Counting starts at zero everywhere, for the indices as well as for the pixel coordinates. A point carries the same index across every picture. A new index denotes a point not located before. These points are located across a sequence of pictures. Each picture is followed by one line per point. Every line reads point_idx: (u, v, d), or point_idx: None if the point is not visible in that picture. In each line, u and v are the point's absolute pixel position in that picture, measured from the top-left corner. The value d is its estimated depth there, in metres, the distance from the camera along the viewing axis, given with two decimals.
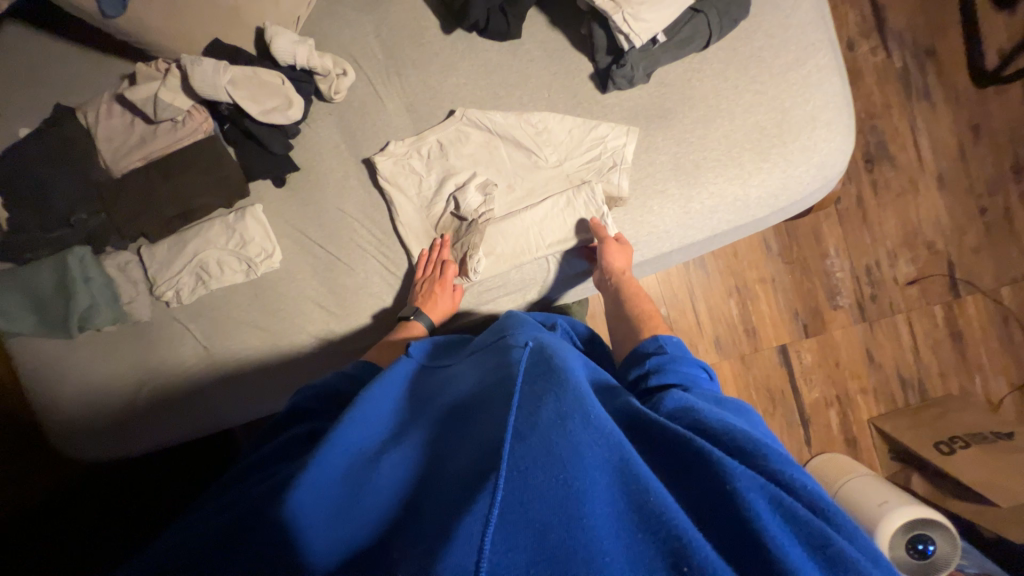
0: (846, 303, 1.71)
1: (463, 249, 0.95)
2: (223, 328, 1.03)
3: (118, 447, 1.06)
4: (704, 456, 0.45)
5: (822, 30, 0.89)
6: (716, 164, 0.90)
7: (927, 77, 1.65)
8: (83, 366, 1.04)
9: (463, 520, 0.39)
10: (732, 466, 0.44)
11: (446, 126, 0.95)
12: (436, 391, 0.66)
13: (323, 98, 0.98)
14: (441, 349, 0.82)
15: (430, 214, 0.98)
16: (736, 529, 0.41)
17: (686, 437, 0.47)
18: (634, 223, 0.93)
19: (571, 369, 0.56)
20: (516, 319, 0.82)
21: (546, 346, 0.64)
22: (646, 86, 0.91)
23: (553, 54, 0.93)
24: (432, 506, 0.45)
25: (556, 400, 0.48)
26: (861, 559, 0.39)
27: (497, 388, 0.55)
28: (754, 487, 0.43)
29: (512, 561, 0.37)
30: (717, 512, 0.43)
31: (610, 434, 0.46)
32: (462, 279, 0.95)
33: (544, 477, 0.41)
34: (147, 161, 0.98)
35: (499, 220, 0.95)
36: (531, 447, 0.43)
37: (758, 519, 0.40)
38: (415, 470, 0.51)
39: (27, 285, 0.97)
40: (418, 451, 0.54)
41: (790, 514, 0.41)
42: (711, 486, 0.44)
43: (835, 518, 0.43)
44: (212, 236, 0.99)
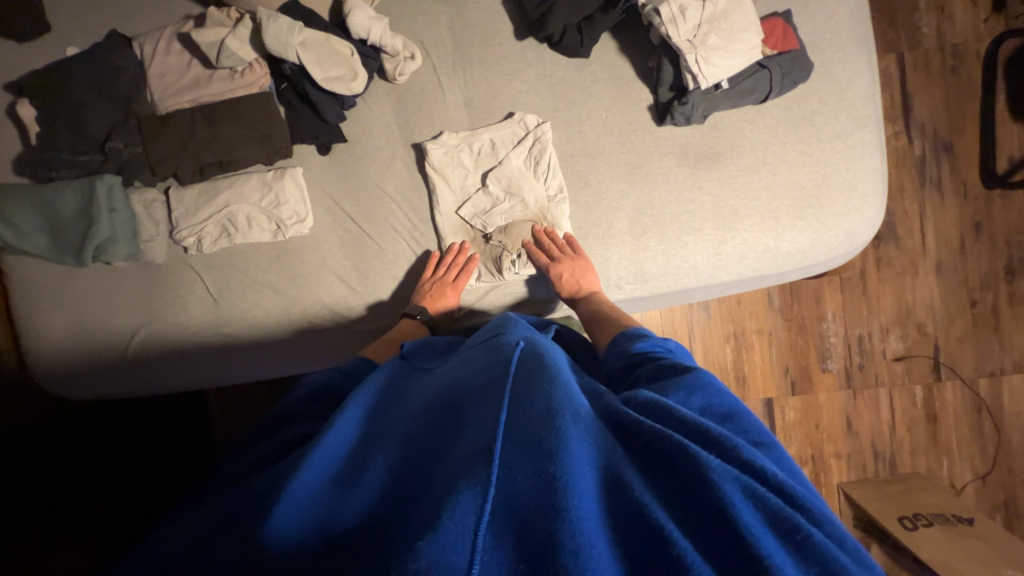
0: (835, 368, 1.76)
1: (499, 248, 0.98)
2: (238, 284, 1.01)
3: (102, 389, 1.02)
4: (681, 449, 0.47)
5: (871, 107, 0.94)
6: (754, 214, 0.94)
7: (941, 169, 1.75)
8: (84, 300, 1.00)
9: (451, 513, 0.40)
10: (707, 457, 0.46)
11: (502, 127, 0.97)
12: (423, 388, 0.68)
13: (385, 77, 0.98)
14: (428, 350, 0.85)
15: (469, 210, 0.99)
16: (712, 517, 0.43)
17: (659, 431, 0.49)
18: (666, 254, 0.95)
19: (560, 369, 0.58)
20: (508, 319, 0.83)
21: (531, 345, 0.65)
22: (700, 127, 0.94)
23: (617, 80, 0.96)
24: (418, 499, 0.46)
25: (545, 398, 0.51)
26: (824, 542, 0.42)
27: (486, 383, 0.57)
28: (728, 479, 0.45)
29: (498, 557, 0.40)
30: (693, 502, 0.45)
31: (586, 422, 0.50)
32: (494, 277, 0.98)
33: (531, 471, 0.44)
34: (196, 104, 0.97)
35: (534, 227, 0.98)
36: (519, 444, 0.46)
37: (733, 507, 0.43)
38: (397, 468, 0.52)
39: (46, 206, 0.94)
40: (401, 450, 0.55)
41: (759, 502, 0.44)
42: (688, 479, 0.46)
43: (803, 504, 0.46)
44: (247, 190, 0.98)
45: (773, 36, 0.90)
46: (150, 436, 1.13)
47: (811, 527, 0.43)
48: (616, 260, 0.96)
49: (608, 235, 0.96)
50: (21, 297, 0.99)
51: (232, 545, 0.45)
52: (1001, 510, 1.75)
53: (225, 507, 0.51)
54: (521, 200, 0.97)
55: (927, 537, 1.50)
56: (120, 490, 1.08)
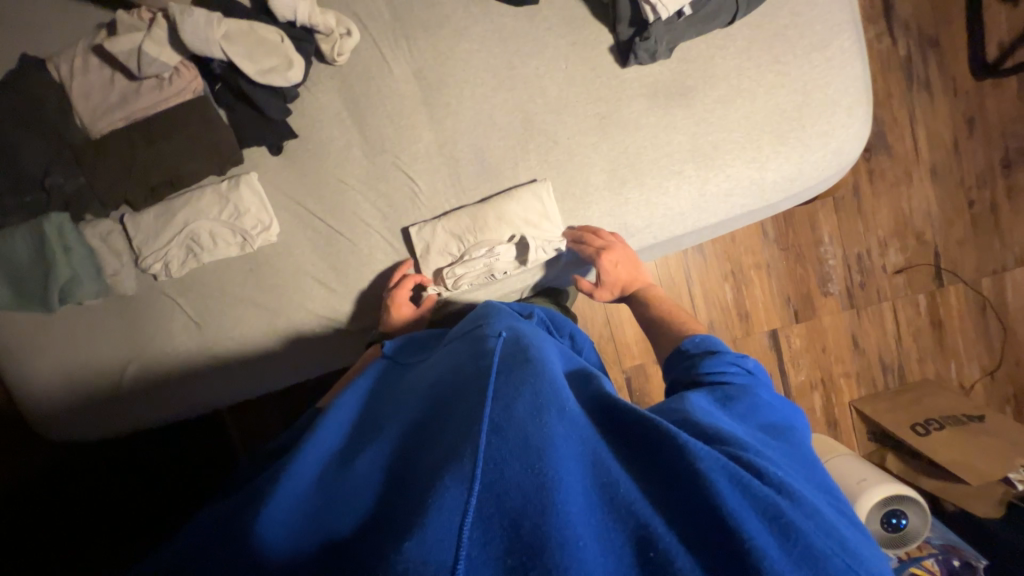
0: (836, 290, 1.75)
1: (474, 245, 0.93)
2: (217, 304, 0.98)
3: (112, 427, 1.02)
4: (670, 438, 0.46)
5: (847, 10, 0.87)
6: (734, 145, 0.89)
7: (929, 66, 1.66)
8: (65, 344, 0.98)
9: (435, 509, 0.39)
10: (697, 446, 0.45)
11: (461, 115, 0.92)
12: (407, 390, 0.65)
13: (325, 60, 0.91)
14: (411, 347, 0.82)
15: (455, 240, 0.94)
16: (700, 506, 0.42)
17: (647, 418, 0.48)
18: (649, 204, 0.91)
19: (547, 361, 0.57)
20: (491, 308, 0.80)
21: (519, 337, 0.63)
22: (667, 62, 0.88)
23: (572, 24, 0.89)
24: (402, 504, 0.43)
25: (532, 393, 0.49)
26: (810, 533, 0.42)
27: (469, 381, 0.55)
28: (717, 467, 0.44)
29: (487, 554, 0.37)
30: (676, 489, 0.44)
31: (574, 417, 0.49)
32: (486, 276, 0.94)
33: (518, 467, 0.42)
34: (131, 122, 0.90)
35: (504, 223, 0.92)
36: (507, 441, 0.44)
37: (719, 495, 0.42)
38: (386, 471, 0.50)
39: (0, 254, 0.89)
40: (390, 453, 0.52)
41: (748, 490, 0.43)
42: (675, 461, 0.45)
43: (796, 497, 0.45)
44: (204, 205, 0.94)
45: None
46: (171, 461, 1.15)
47: (797, 517, 0.42)
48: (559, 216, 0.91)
49: (586, 193, 0.92)
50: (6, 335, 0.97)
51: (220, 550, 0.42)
52: (1011, 403, 1.78)
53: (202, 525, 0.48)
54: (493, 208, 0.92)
55: (939, 440, 1.53)
56: (140, 518, 1.11)
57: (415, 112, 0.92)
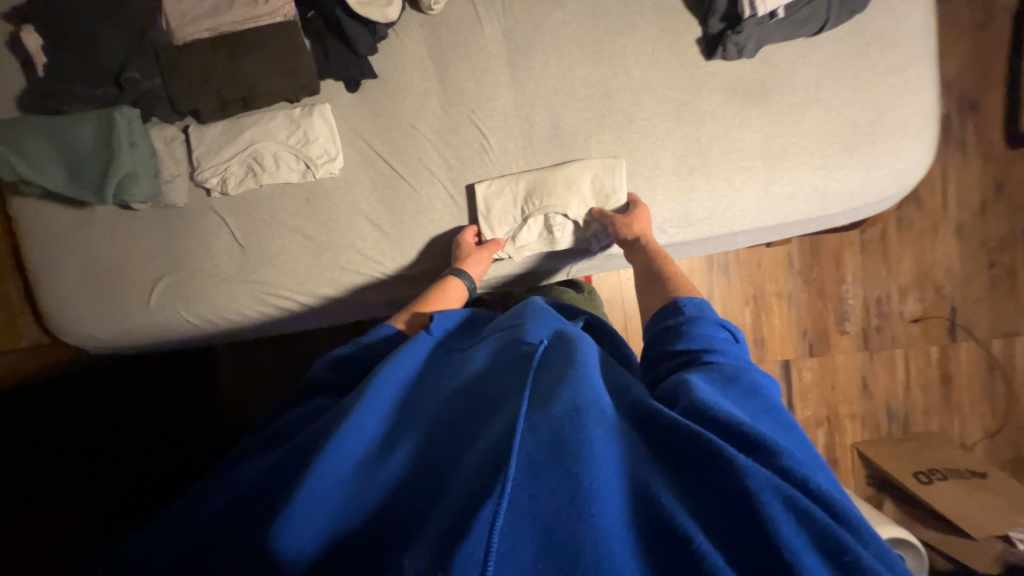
0: (852, 330, 1.77)
1: (538, 210, 0.93)
2: (264, 229, 0.96)
3: (132, 339, 1.00)
4: (716, 451, 0.44)
5: (926, 40, 0.91)
6: (803, 151, 0.91)
7: (966, 128, 1.72)
8: (100, 246, 0.96)
9: (465, 515, 0.39)
10: (748, 464, 0.42)
11: (542, 80, 0.92)
12: (443, 373, 0.63)
13: (419, 8, 0.92)
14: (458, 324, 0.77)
15: (517, 200, 0.94)
16: (741, 523, 0.41)
17: (692, 429, 0.46)
18: (714, 195, 0.92)
19: (590, 361, 0.55)
20: (536, 305, 0.72)
21: (564, 334, 0.62)
22: (751, 62, 0.90)
23: (665, 10, 0.91)
24: (439, 503, 0.44)
25: (570, 395, 0.48)
26: (874, 565, 0.38)
27: (505, 381, 0.54)
28: (769, 487, 0.42)
29: (519, 554, 0.37)
30: (722, 509, 0.42)
31: (609, 421, 0.48)
32: (548, 238, 0.95)
33: (553, 473, 0.42)
34: (216, 35, 0.90)
35: (575, 189, 0.93)
36: (541, 439, 0.44)
37: (771, 516, 0.40)
38: (416, 468, 0.50)
39: (61, 136, 0.85)
40: (419, 443, 0.53)
41: (804, 516, 0.40)
42: (715, 477, 0.43)
43: (850, 522, 0.42)
44: (273, 127, 0.93)
45: None
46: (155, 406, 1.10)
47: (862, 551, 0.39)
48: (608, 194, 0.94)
49: (653, 175, 0.92)
50: (29, 244, 0.96)
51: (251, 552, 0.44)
52: (1009, 467, 1.79)
53: (250, 480, 0.52)
54: (563, 174, 0.93)
55: (941, 489, 1.54)
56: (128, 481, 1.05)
57: (498, 71, 0.93)
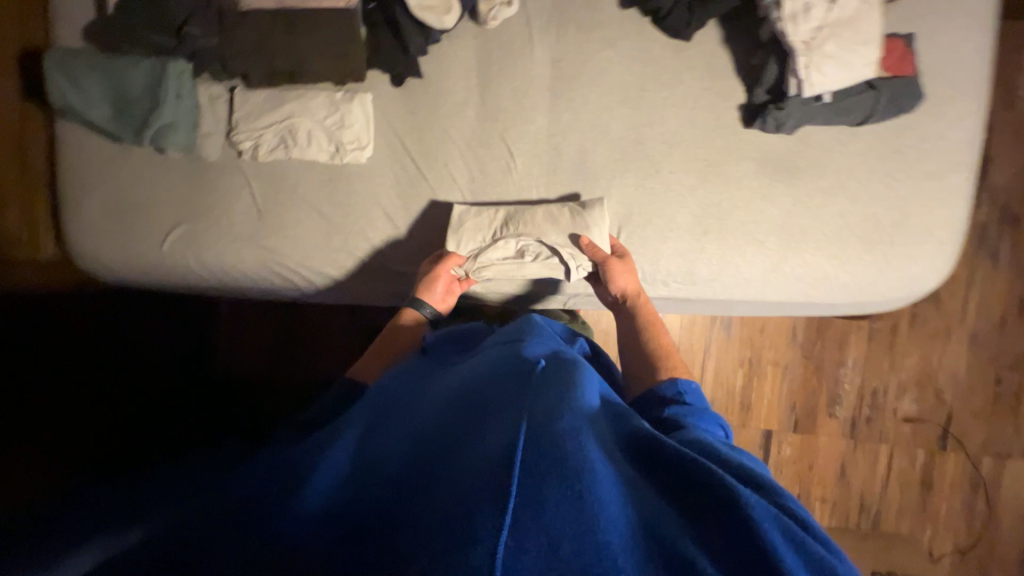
0: (842, 415, 1.75)
1: (513, 234, 0.92)
2: (283, 197, 0.99)
3: (139, 276, 1.03)
4: (714, 480, 0.43)
5: (969, 153, 0.89)
6: (821, 236, 0.90)
7: (1002, 239, 1.68)
8: (129, 183, 1.00)
9: (470, 525, 0.37)
10: (745, 492, 0.42)
11: (579, 114, 0.93)
12: (441, 386, 0.66)
13: (475, 19, 0.94)
14: (448, 344, 0.82)
15: (493, 224, 0.93)
16: (743, 550, 0.39)
17: (691, 459, 0.46)
18: (723, 260, 0.92)
19: (585, 387, 0.55)
20: (532, 323, 0.77)
21: (557, 360, 0.62)
22: (788, 138, 0.90)
23: (713, 71, 0.91)
24: (437, 502, 0.43)
25: (569, 414, 0.48)
26: None
27: (505, 394, 0.54)
28: (769, 517, 0.40)
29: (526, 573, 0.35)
30: (724, 535, 0.40)
31: (604, 441, 0.48)
32: (516, 261, 0.94)
33: (553, 485, 0.40)
34: (280, 7, 0.94)
35: (553, 219, 0.91)
36: (540, 452, 0.43)
37: (776, 549, 0.38)
38: (414, 465, 0.49)
39: (114, 75, 0.90)
40: (411, 449, 0.52)
41: (803, 548, 0.39)
42: (717, 504, 0.42)
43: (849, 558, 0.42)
44: (313, 105, 0.96)
45: (889, 57, 0.85)
46: (148, 357, 1.16)
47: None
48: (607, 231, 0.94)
49: (667, 228, 0.93)
50: (65, 168, 1.00)
51: (238, 529, 0.43)
52: None
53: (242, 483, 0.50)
54: (544, 207, 0.93)
55: None
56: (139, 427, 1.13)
57: (538, 96, 0.94)
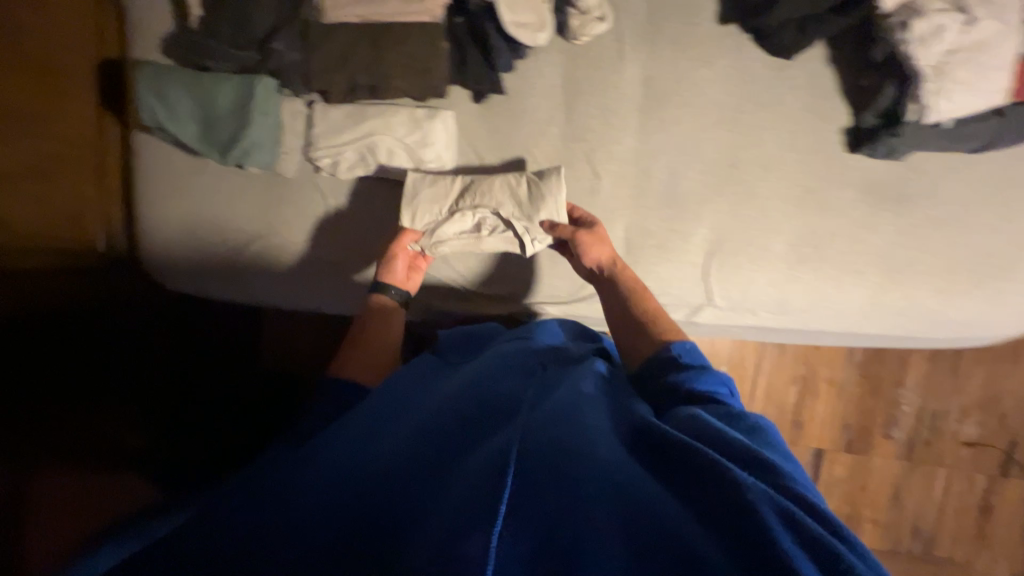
0: (899, 437, 1.69)
1: (470, 206, 0.90)
2: (365, 215, 0.99)
3: (214, 289, 1.04)
4: (716, 470, 0.47)
5: None
6: (927, 268, 0.86)
7: None
8: (207, 196, 0.99)
9: (478, 513, 0.42)
10: (744, 477, 0.45)
11: (671, 136, 0.90)
12: (456, 381, 0.70)
13: (562, 34, 0.90)
14: (457, 339, 0.88)
15: (448, 196, 0.90)
16: (739, 531, 0.41)
17: (689, 447, 0.49)
18: (818, 291, 0.88)
19: (591, 395, 0.61)
20: (550, 325, 0.87)
21: (565, 368, 0.69)
22: (895, 165, 0.85)
23: (817, 92, 0.86)
24: (453, 489, 0.46)
25: (575, 420, 0.54)
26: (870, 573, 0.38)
27: (514, 399, 0.60)
28: (765, 501, 0.43)
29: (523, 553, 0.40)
30: (712, 517, 0.44)
31: (602, 434, 0.52)
32: (472, 236, 0.92)
33: (556, 482, 0.45)
34: (363, 22, 0.91)
35: (505, 189, 0.89)
36: (545, 453, 0.48)
37: (771, 531, 0.40)
38: (422, 447, 0.53)
39: (203, 93, 0.88)
40: (421, 431, 0.56)
41: (796, 525, 0.41)
42: (720, 493, 0.45)
43: (848, 537, 0.43)
44: (393, 122, 0.93)
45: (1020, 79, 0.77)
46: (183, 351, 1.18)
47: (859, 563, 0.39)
48: (695, 257, 0.90)
49: (761, 256, 0.89)
50: (144, 180, 1.00)
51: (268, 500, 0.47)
52: None
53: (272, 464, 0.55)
54: (502, 178, 0.89)
55: None
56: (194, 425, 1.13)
57: (628, 115, 0.91)
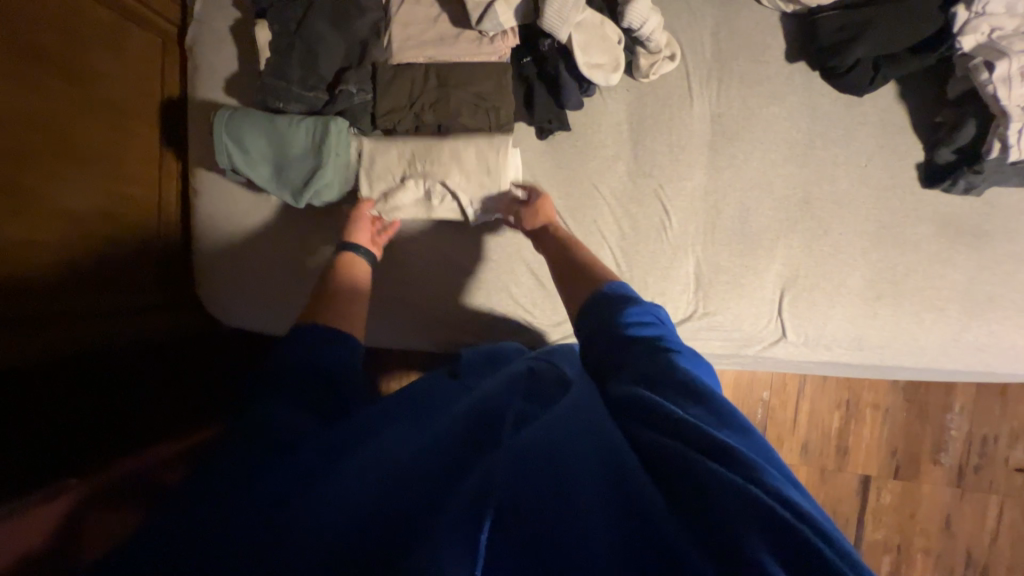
0: (948, 462, 1.52)
1: (420, 173, 0.91)
2: (427, 249, 0.97)
3: (272, 322, 1.03)
4: (688, 469, 0.42)
5: None
6: (1009, 304, 0.85)
7: None
8: (269, 230, 0.99)
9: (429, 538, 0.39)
10: (706, 470, 0.42)
11: (742, 171, 0.89)
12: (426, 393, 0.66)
13: (630, 73, 0.91)
14: (478, 363, 0.80)
15: (401, 167, 0.92)
16: (699, 532, 0.39)
17: (656, 447, 0.46)
18: (897, 326, 0.87)
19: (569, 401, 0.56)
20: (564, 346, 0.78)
21: (549, 374, 0.65)
22: (972, 200, 0.85)
23: (888, 127, 0.86)
24: (399, 504, 0.44)
25: (541, 429, 0.50)
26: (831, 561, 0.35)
27: (476, 405, 0.56)
28: (730, 498, 0.40)
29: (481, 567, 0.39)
30: (680, 521, 0.40)
31: (563, 438, 0.48)
32: (425, 202, 0.93)
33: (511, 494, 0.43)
34: (430, 64, 0.91)
35: (484, 155, 0.90)
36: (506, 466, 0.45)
37: (737, 536, 0.37)
38: (367, 458, 0.49)
39: (278, 137, 0.90)
40: (374, 443, 0.52)
41: (757, 517, 0.38)
42: (685, 496, 0.41)
43: (814, 520, 0.39)
44: (451, 162, 0.91)
45: None
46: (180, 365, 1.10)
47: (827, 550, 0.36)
48: (769, 292, 0.90)
49: (837, 292, 0.88)
50: (208, 216, 1.00)
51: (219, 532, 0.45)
52: None
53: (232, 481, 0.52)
54: (460, 140, 0.91)
55: None
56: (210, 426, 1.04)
57: (696, 151, 0.91)
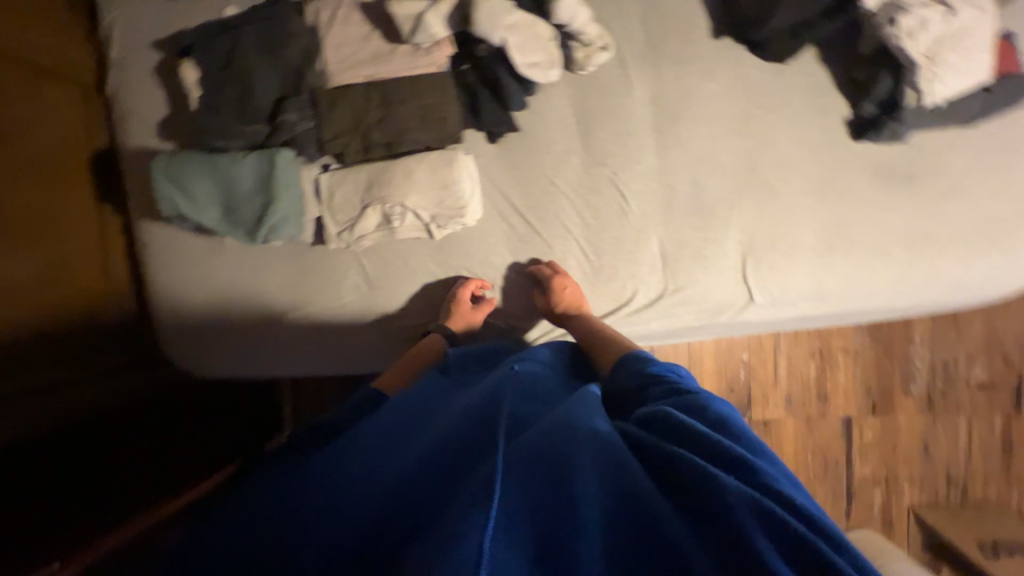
0: (917, 391, 1.62)
1: (377, 199, 0.91)
2: (396, 267, 0.97)
3: (245, 368, 1.00)
4: (701, 475, 0.45)
5: None
6: (946, 239, 0.91)
7: None
8: (227, 273, 0.96)
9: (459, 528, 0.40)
10: (725, 478, 0.44)
11: (688, 149, 0.93)
12: (434, 406, 0.67)
13: (567, 66, 0.92)
14: (470, 360, 0.84)
15: (356, 195, 0.92)
16: (717, 525, 0.41)
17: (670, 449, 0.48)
18: (851, 274, 0.93)
19: (576, 401, 0.58)
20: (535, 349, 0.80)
21: (548, 385, 0.67)
22: (899, 147, 0.91)
23: (816, 89, 0.91)
24: (429, 519, 0.45)
25: (557, 428, 0.51)
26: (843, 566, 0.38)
27: (490, 408, 0.57)
28: (743, 500, 0.42)
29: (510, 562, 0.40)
30: (698, 516, 0.43)
31: (582, 435, 0.50)
32: (387, 228, 0.93)
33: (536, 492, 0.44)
34: (370, 81, 0.90)
35: (439, 177, 0.90)
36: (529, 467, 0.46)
37: (752, 537, 0.40)
38: (392, 480, 0.50)
39: (224, 178, 0.88)
40: (394, 463, 0.53)
41: (769, 517, 0.41)
42: (704, 495, 0.44)
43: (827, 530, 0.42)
44: (405, 180, 0.90)
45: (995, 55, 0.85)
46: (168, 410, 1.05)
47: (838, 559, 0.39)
48: (731, 260, 0.93)
49: (793, 251, 0.93)
50: (159, 266, 0.96)
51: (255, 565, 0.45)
52: None
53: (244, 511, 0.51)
54: (418, 166, 0.91)
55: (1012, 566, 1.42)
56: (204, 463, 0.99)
57: (643, 135, 0.93)
